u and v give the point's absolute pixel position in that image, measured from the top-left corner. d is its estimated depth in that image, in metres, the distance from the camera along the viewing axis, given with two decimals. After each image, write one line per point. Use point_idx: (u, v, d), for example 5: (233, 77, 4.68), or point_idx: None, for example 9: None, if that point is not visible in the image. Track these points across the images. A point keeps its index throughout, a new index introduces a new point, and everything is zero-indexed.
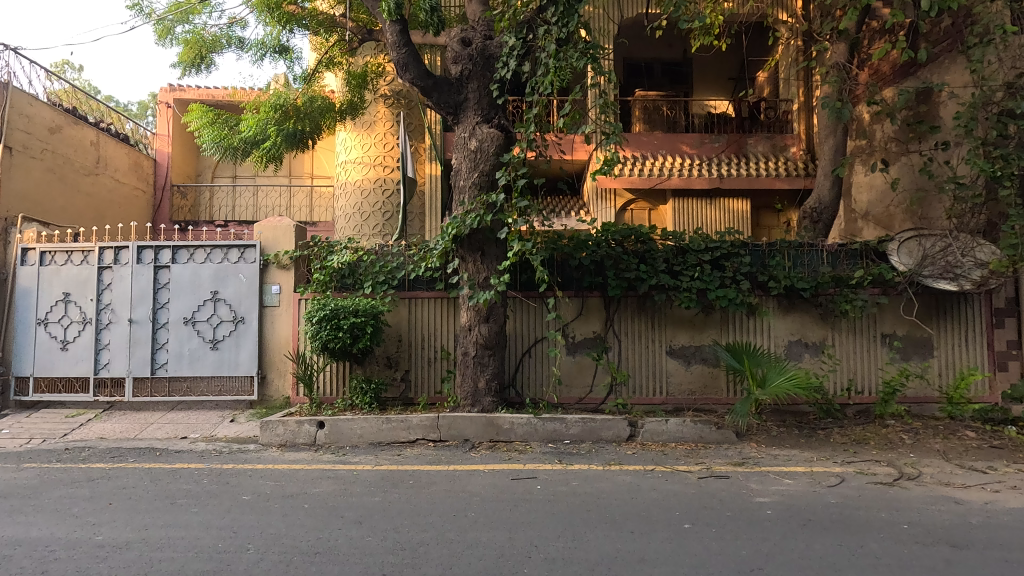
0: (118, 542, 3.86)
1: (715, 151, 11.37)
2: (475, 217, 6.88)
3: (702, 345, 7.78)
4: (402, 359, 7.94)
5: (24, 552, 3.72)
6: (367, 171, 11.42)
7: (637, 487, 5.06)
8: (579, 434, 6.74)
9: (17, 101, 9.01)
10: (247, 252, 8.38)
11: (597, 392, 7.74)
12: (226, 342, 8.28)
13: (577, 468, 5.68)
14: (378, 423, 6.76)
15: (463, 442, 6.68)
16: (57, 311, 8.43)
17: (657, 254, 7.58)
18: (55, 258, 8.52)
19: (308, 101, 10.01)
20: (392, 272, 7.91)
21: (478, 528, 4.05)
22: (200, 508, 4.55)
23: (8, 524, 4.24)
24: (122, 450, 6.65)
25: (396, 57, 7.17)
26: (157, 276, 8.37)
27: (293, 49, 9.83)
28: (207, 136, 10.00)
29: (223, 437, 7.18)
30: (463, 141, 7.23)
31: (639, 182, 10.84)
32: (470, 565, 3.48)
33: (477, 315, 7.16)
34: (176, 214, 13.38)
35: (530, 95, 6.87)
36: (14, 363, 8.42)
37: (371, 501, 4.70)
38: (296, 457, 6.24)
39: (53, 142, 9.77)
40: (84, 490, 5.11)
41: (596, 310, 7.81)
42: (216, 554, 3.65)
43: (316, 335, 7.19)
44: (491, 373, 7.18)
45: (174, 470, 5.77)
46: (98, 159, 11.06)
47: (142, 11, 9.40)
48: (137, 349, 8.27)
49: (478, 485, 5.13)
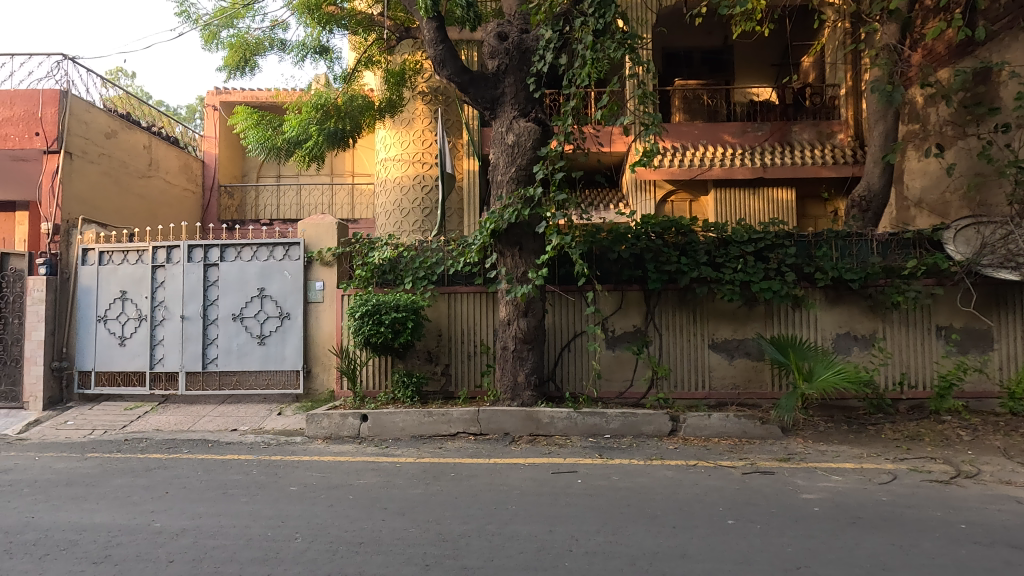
0: (174, 529, 4.02)
1: (758, 140, 11.08)
2: (513, 212, 6.88)
3: (745, 339, 7.61)
4: (442, 354, 8.03)
5: (88, 537, 3.92)
6: (406, 168, 11.56)
7: (680, 482, 5.00)
8: (620, 429, 6.69)
9: (75, 108, 9.42)
10: (292, 249, 8.59)
11: (638, 386, 7.68)
12: (272, 337, 8.53)
13: (618, 462, 5.66)
14: (420, 416, 6.85)
15: (503, 436, 6.73)
16: (115, 308, 8.82)
17: (698, 246, 7.46)
18: (112, 258, 8.91)
19: (348, 100, 10.16)
20: (431, 268, 8.01)
21: (518, 521, 4.07)
22: (249, 498, 4.71)
23: (73, 511, 4.47)
24: (177, 442, 6.94)
25: (433, 53, 7.22)
26: (207, 274, 8.66)
27: (333, 49, 10.00)
28: (252, 137, 10.26)
29: (271, 429, 7.40)
30: (500, 137, 7.23)
31: (679, 174, 10.65)
32: (511, 557, 3.50)
33: (516, 309, 7.18)
34: (224, 214, 13.80)
35: (567, 88, 6.81)
36: (77, 358, 8.85)
37: (414, 493, 4.78)
38: (341, 450, 6.38)
39: (109, 146, 10.20)
40: (142, 479, 5.34)
41: (636, 304, 7.73)
42: (266, 543, 3.76)
43: (358, 330, 7.33)
44: (530, 367, 7.20)
45: (226, 461, 5.98)
46: (151, 162, 11.50)
47: (190, 17, 9.69)
48: (189, 345, 8.59)
49: (518, 479, 5.15)
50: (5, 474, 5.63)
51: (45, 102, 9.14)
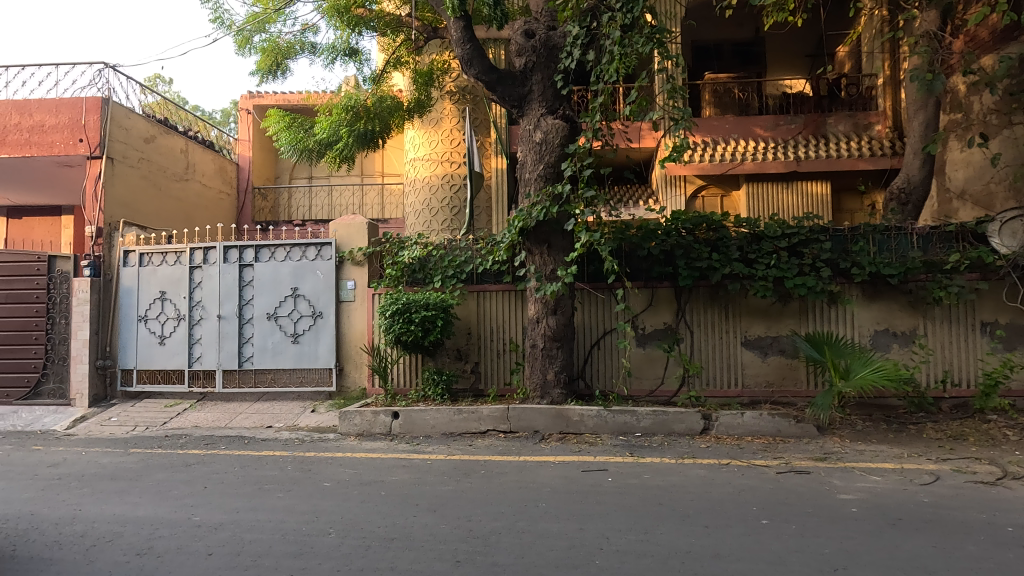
0: (213, 523, 4.13)
1: (791, 133, 10.84)
2: (541, 210, 6.89)
3: (780, 336, 7.46)
4: (472, 351, 8.06)
5: (132, 529, 4.05)
6: (435, 167, 11.64)
7: (712, 481, 4.94)
8: (651, 427, 6.63)
9: (117, 115, 9.73)
10: (324, 249, 8.74)
11: (669, 384, 7.59)
12: (306, 336, 8.68)
13: (649, 461, 5.61)
14: (450, 414, 6.90)
15: (533, 434, 6.73)
16: (155, 308, 9.08)
17: (730, 242, 7.34)
18: (152, 259, 9.18)
19: (377, 101, 10.27)
20: (460, 266, 8.06)
21: (549, 519, 4.07)
22: (285, 493, 4.81)
23: (118, 504, 4.63)
24: (215, 438, 7.12)
25: (461, 52, 7.25)
26: (242, 274, 8.86)
27: (362, 51, 10.12)
28: (285, 139, 10.44)
29: (305, 426, 7.54)
30: (528, 134, 7.22)
31: (710, 169, 10.50)
32: (541, 554, 3.50)
33: (545, 307, 7.17)
34: (258, 215, 14.10)
35: (595, 84, 6.76)
36: (120, 357, 9.14)
37: (445, 490, 4.82)
38: (373, 447, 6.46)
39: (148, 151, 10.50)
40: (182, 474, 5.50)
41: (666, 301, 7.64)
42: (301, 537, 3.84)
43: (389, 329, 7.42)
44: (560, 365, 7.18)
45: (261, 457, 6.11)
46: (187, 166, 11.80)
47: (224, 24, 9.91)
48: (225, 343, 8.80)
49: (548, 477, 5.14)
50: (54, 469, 5.85)
51: (88, 110, 9.47)
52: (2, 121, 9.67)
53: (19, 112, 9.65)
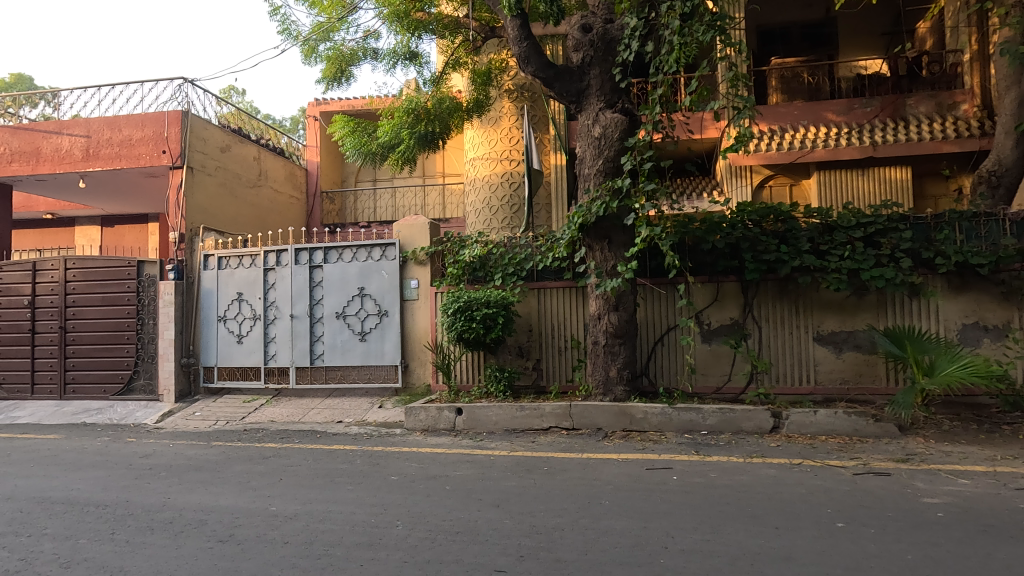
0: (289, 513, 4.33)
1: (867, 117, 10.28)
2: (601, 205, 6.84)
3: (855, 331, 7.11)
4: (533, 348, 8.08)
5: (216, 517, 4.30)
6: (494, 165, 11.73)
7: (783, 481, 4.77)
8: (717, 425, 6.46)
9: (195, 126, 10.32)
10: (388, 249, 8.98)
11: (736, 381, 7.35)
12: (372, 334, 8.95)
13: (715, 459, 5.47)
14: (513, 411, 6.96)
15: (596, 431, 6.69)
16: (233, 309, 9.55)
17: (800, 233, 7.06)
18: (229, 262, 9.68)
19: (437, 103, 10.46)
20: (520, 264, 8.11)
21: (610, 517, 4.03)
22: (354, 486, 4.99)
23: (204, 493, 4.93)
24: (289, 433, 7.46)
25: (517, 51, 7.27)
26: (312, 275, 9.23)
27: (422, 54, 10.32)
28: (350, 143, 10.76)
29: (373, 421, 7.80)
30: (586, 130, 7.16)
31: (778, 158, 10.09)
32: (605, 551, 3.49)
33: (606, 303, 7.11)
34: (326, 218, 14.64)
35: (654, 75, 6.63)
36: (202, 354, 9.67)
37: (508, 485, 4.87)
38: (438, 441, 6.61)
39: (224, 159, 11.08)
40: (260, 466, 5.80)
41: (732, 296, 7.42)
42: (369, 528, 3.97)
43: (451, 326, 7.55)
44: (623, 362, 7.11)
45: (333, 451, 6.36)
46: (261, 173, 12.38)
47: (291, 34, 10.32)
48: (298, 342, 9.18)
49: (611, 474, 5.11)
50: (146, 459, 6.30)
51: (170, 123, 10.09)
52: (95, 136, 10.42)
53: (110, 127, 10.38)
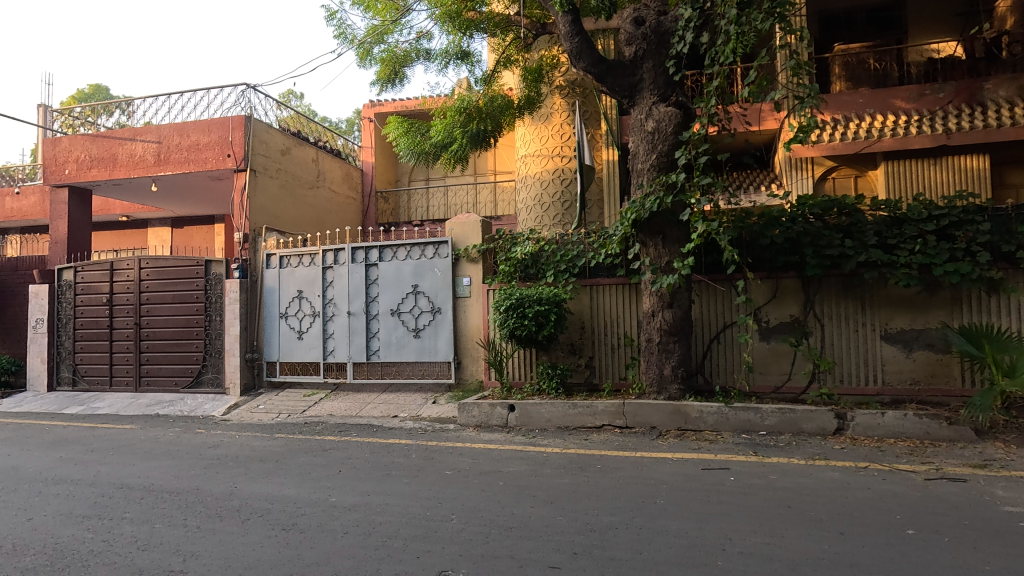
0: (348, 504, 4.46)
1: (940, 103, 9.70)
2: (654, 200, 6.71)
3: (926, 329, 6.76)
4: (586, 346, 8.04)
5: (279, 507, 4.47)
6: (545, 162, 11.70)
7: (848, 485, 4.58)
8: (777, 426, 6.27)
9: (258, 130, 10.72)
10: (441, 248, 9.10)
11: (796, 380, 7.11)
12: (426, 330, 9.10)
13: (775, 461, 5.31)
14: (566, 408, 6.94)
15: (649, 430, 6.60)
16: (293, 306, 9.89)
17: (866, 227, 6.76)
18: (290, 261, 10.02)
19: (489, 101, 10.53)
20: (572, 261, 8.07)
21: (665, 516, 3.98)
22: (410, 479, 5.10)
23: (268, 483, 5.14)
24: (347, 426, 7.67)
25: (569, 46, 7.23)
26: (368, 273, 9.46)
27: (473, 53, 10.41)
28: (403, 144, 10.96)
29: (427, 417, 7.93)
30: (639, 124, 7.05)
31: (842, 148, 9.67)
32: (660, 551, 3.44)
33: (660, 300, 7.01)
34: (381, 217, 14.97)
35: (710, 67, 6.47)
36: (265, 350, 10.05)
37: (561, 482, 4.87)
38: (491, 437, 6.67)
39: (284, 161, 11.48)
40: (320, 458, 5.99)
41: (793, 292, 7.17)
42: (425, 521, 4.04)
43: (504, 323, 7.62)
44: (677, 360, 6.98)
45: (389, 445, 6.50)
46: (319, 175, 12.76)
47: (347, 38, 10.58)
48: (355, 338, 9.43)
49: (667, 473, 5.04)
50: (214, 450, 6.60)
51: (234, 127, 10.52)
52: (166, 142, 10.97)
53: (179, 133, 10.90)
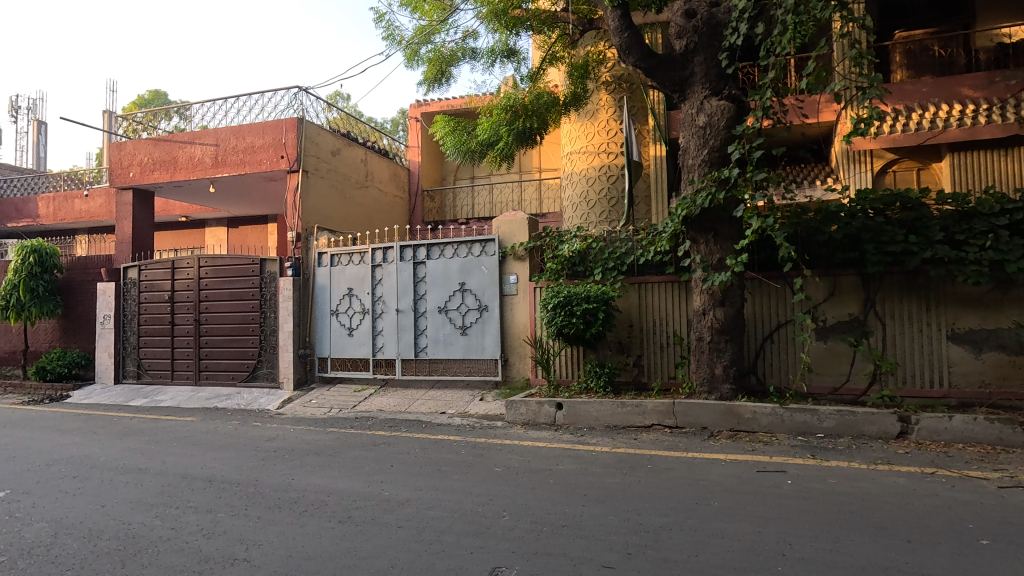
0: (400, 499, 4.53)
1: (1011, 90, 9.17)
2: (706, 196, 6.57)
3: (997, 329, 6.43)
4: (634, 345, 7.95)
5: (334, 499, 4.58)
6: (591, 158, 11.61)
7: (914, 492, 4.40)
8: (835, 428, 6.06)
9: (309, 132, 10.99)
10: (488, 245, 9.14)
11: (856, 381, 6.86)
12: (473, 328, 9.16)
13: (834, 464, 5.14)
14: (614, 407, 6.89)
15: (700, 430, 6.48)
16: (344, 303, 10.11)
17: (932, 221, 6.46)
18: (341, 259, 10.24)
19: (535, 98, 10.50)
20: (620, 258, 7.99)
21: (720, 519, 3.90)
22: (460, 475, 5.15)
23: (323, 476, 5.28)
24: (397, 422, 7.80)
25: (618, 42, 7.16)
26: (416, 271, 9.58)
27: (520, 51, 10.42)
28: (450, 142, 11.05)
29: (475, 413, 8.00)
30: (690, 119, 6.91)
31: (903, 140, 9.26)
32: (716, 554, 3.37)
33: (712, 298, 6.86)
34: (427, 215, 15.15)
35: (765, 59, 6.30)
36: (317, 346, 10.30)
37: (612, 482, 4.84)
38: (539, 435, 6.67)
39: (334, 162, 11.74)
40: (372, 453, 6.12)
41: (852, 290, 6.92)
42: (476, 517, 4.07)
43: (551, 321, 7.61)
44: (729, 359, 6.83)
45: (437, 440, 6.58)
46: (367, 174, 13.00)
47: (395, 40, 10.74)
48: (404, 335, 9.57)
49: (720, 475, 4.94)
50: (271, 443, 6.82)
51: (287, 130, 10.81)
52: (223, 144, 11.36)
53: (235, 136, 11.27)
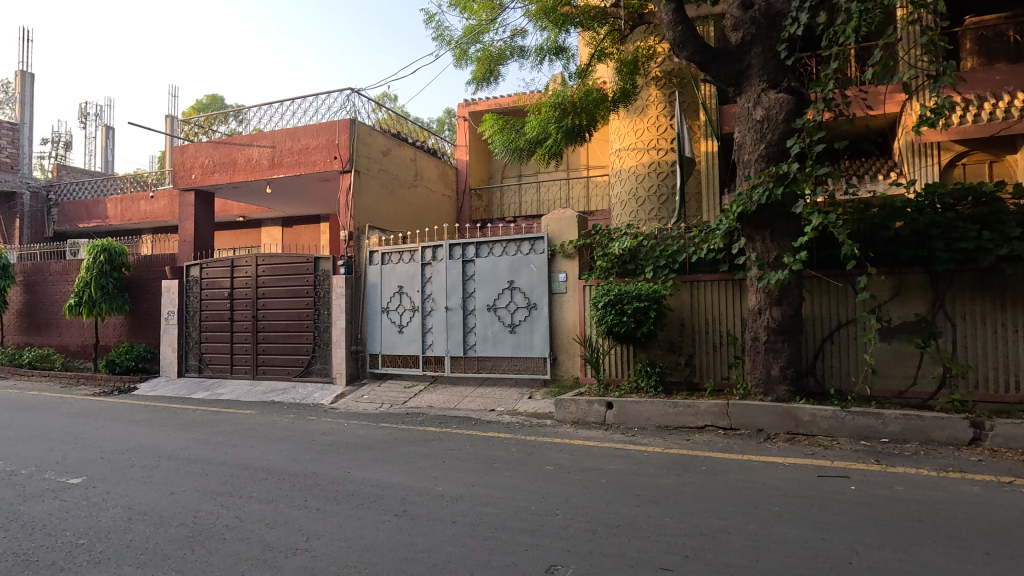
0: (453, 494, 4.58)
1: None
2: (763, 192, 6.39)
3: None
4: (686, 344, 7.81)
5: (389, 493, 4.66)
6: (641, 155, 11.45)
7: (989, 501, 4.18)
8: (901, 433, 5.81)
9: (362, 133, 11.21)
10: (536, 243, 9.14)
11: (923, 385, 6.55)
12: (522, 326, 9.18)
13: (901, 471, 4.93)
14: (666, 407, 6.78)
15: (756, 433, 6.32)
16: (394, 300, 10.28)
17: (1008, 217, 6.12)
18: (391, 258, 10.42)
19: (584, 95, 10.41)
20: (672, 256, 7.86)
21: (781, 524, 3.79)
22: (511, 473, 5.18)
23: (377, 470, 5.38)
24: (447, 418, 7.90)
25: (672, 36, 7.03)
26: (465, 269, 9.65)
27: (568, 48, 10.37)
28: (499, 140, 11.09)
29: (524, 411, 8.01)
30: (747, 113, 6.73)
31: (975, 131, 8.80)
32: (777, 560, 3.28)
33: (768, 297, 6.67)
34: (475, 214, 15.26)
35: (827, 49, 6.08)
36: (368, 343, 10.51)
37: (665, 483, 4.76)
38: (589, 434, 6.63)
39: (385, 162, 11.94)
40: (424, 448, 6.20)
41: (918, 289, 6.62)
42: (530, 515, 4.08)
43: (601, 320, 7.55)
44: (786, 360, 6.63)
45: (487, 438, 6.63)
46: (417, 174, 13.19)
47: (444, 40, 10.83)
48: (453, 332, 9.67)
49: (779, 479, 4.80)
50: (326, 436, 7.00)
51: (340, 131, 11.06)
52: (279, 146, 11.70)
53: (291, 138, 11.59)
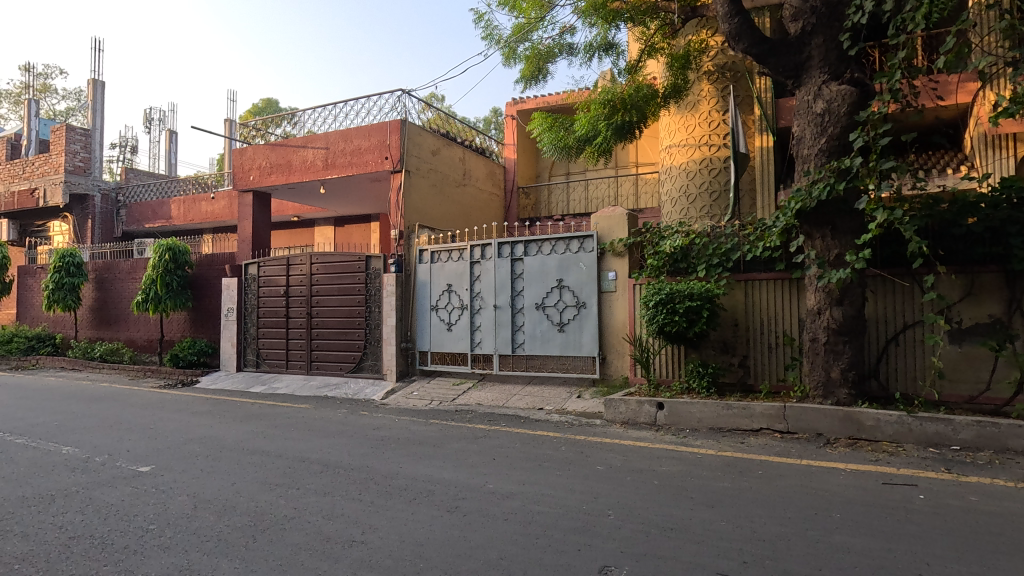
0: (505, 492, 4.59)
1: None
2: (824, 187, 6.17)
3: None
4: (740, 345, 7.62)
5: (441, 489, 4.71)
6: (692, 151, 11.22)
7: None
8: (974, 441, 5.50)
9: (412, 133, 11.38)
10: (586, 242, 9.08)
11: (997, 391, 6.20)
12: (571, 325, 9.13)
13: (974, 480, 4.67)
14: (719, 409, 6.63)
15: (815, 437, 6.10)
16: (444, 298, 10.39)
17: None
18: (441, 256, 10.53)
19: (635, 91, 10.22)
20: (726, 254, 7.68)
21: (845, 533, 3.65)
22: (562, 472, 5.15)
23: (428, 465, 5.45)
24: (496, 416, 7.93)
25: (727, 28, 6.85)
26: (514, 267, 9.67)
27: (618, 44, 10.25)
28: (547, 139, 11.06)
29: (573, 410, 7.97)
30: (806, 106, 6.50)
31: None
32: (842, 570, 3.16)
33: (828, 297, 6.43)
34: (522, 212, 15.27)
35: (894, 38, 5.82)
36: (418, 340, 10.65)
37: (720, 486, 4.65)
38: (640, 435, 6.54)
39: (434, 161, 12.08)
40: (473, 445, 6.25)
41: (993, 289, 6.26)
42: (582, 515, 4.05)
43: (652, 319, 7.44)
44: (847, 363, 6.37)
45: (536, 436, 6.63)
46: (465, 172, 13.29)
47: (494, 39, 10.86)
48: (501, 330, 9.70)
49: (841, 485, 4.62)
50: (378, 431, 7.13)
51: (392, 131, 11.24)
52: (333, 147, 11.98)
53: (344, 139, 11.86)
